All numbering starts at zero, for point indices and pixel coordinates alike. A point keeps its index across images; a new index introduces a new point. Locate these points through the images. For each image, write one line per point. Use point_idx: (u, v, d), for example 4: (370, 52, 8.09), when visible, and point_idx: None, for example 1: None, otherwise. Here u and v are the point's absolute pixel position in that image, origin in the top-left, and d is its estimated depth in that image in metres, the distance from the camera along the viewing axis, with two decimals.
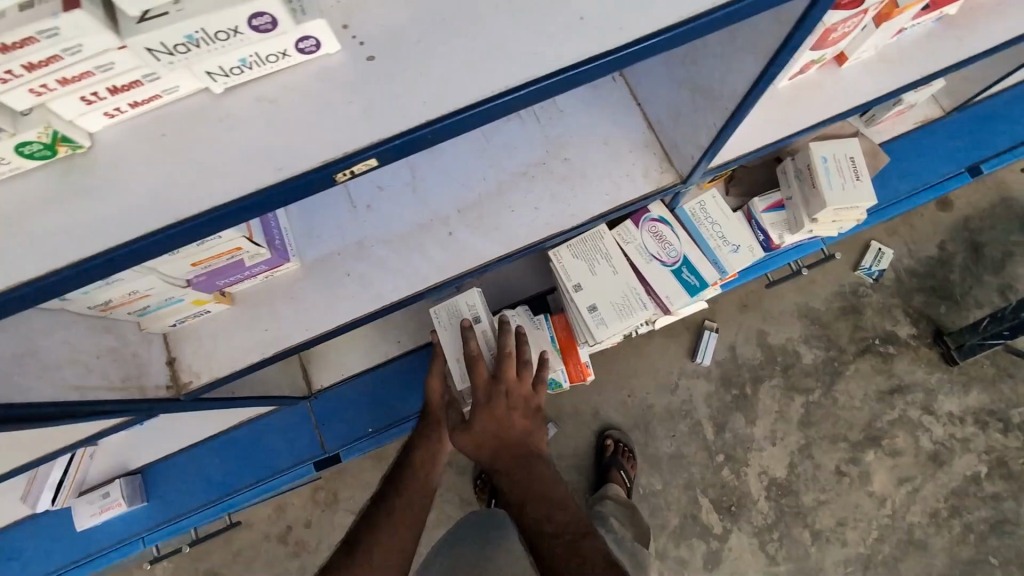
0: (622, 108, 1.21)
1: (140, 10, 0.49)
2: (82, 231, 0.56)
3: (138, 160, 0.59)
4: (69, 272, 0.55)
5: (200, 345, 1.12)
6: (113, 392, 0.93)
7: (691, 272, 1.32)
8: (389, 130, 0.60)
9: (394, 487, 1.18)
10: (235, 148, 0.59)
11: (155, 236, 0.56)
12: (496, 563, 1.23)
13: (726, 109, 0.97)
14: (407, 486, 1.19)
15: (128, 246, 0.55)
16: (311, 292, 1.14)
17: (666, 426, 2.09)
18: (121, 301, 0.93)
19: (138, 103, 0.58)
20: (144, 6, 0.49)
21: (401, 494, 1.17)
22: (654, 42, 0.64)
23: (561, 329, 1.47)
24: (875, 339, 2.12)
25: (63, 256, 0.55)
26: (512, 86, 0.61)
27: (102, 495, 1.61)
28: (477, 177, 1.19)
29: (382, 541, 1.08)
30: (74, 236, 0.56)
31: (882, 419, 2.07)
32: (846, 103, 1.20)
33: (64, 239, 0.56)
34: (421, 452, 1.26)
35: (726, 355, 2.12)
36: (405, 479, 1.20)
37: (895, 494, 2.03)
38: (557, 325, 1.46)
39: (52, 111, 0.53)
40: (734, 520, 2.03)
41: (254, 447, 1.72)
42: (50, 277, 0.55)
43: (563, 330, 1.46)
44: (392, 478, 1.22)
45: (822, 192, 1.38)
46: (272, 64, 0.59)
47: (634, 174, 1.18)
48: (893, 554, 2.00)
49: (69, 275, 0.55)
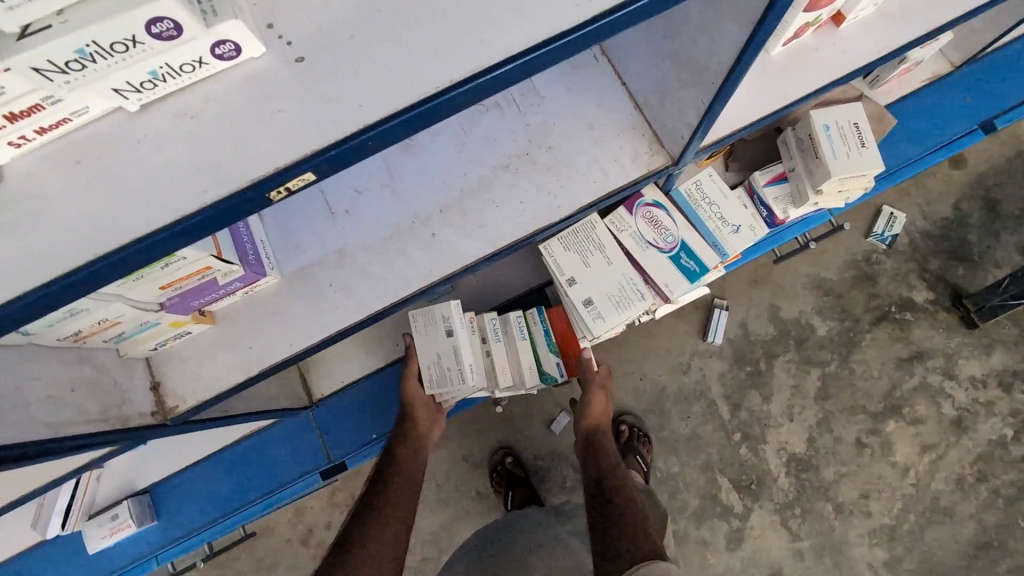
0: (605, 89, 1.14)
1: (18, 25, 0.44)
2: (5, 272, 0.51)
3: (56, 193, 0.54)
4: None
5: (184, 367, 1.08)
6: (93, 425, 0.88)
7: (690, 257, 1.26)
8: (327, 138, 0.55)
9: (381, 487, 1.18)
10: (160, 170, 0.55)
11: (96, 264, 0.52)
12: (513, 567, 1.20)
13: (711, 85, 0.91)
14: (395, 486, 1.18)
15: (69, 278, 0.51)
16: (292, 304, 1.10)
17: (680, 408, 2.03)
18: (91, 331, 0.88)
19: (46, 129, 0.53)
20: (21, 21, 0.44)
21: (387, 496, 1.16)
22: (619, 15, 0.59)
23: (560, 321, 1.42)
24: (891, 306, 2.04)
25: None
26: (457, 79, 0.56)
27: (111, 517, 1.54)
28: (457, 173, 1.13)
29: (374, 538, 1.07)
30: (3, 276, 0.51)
31: (902, 387, 2.00)
32: (845, 66, 1.12)
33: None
34: (402, 451, 1.27)
35: (737, 333, 2.06)
36: (391, 476, 1.21)
37: (919, 462, 1.97)
38: (556, 318, 1.42)
39: None
40: (755, 499, 1.98)
41: (256, 460, 1.66)
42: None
43: (562, 323, 1.41)
44: (377, 478, 1.21)
45: (825, 162, 1.31)
46: (189, 74, 0.55)
47: (623, 158, 1.11)
48: (919, 523, 1.95)
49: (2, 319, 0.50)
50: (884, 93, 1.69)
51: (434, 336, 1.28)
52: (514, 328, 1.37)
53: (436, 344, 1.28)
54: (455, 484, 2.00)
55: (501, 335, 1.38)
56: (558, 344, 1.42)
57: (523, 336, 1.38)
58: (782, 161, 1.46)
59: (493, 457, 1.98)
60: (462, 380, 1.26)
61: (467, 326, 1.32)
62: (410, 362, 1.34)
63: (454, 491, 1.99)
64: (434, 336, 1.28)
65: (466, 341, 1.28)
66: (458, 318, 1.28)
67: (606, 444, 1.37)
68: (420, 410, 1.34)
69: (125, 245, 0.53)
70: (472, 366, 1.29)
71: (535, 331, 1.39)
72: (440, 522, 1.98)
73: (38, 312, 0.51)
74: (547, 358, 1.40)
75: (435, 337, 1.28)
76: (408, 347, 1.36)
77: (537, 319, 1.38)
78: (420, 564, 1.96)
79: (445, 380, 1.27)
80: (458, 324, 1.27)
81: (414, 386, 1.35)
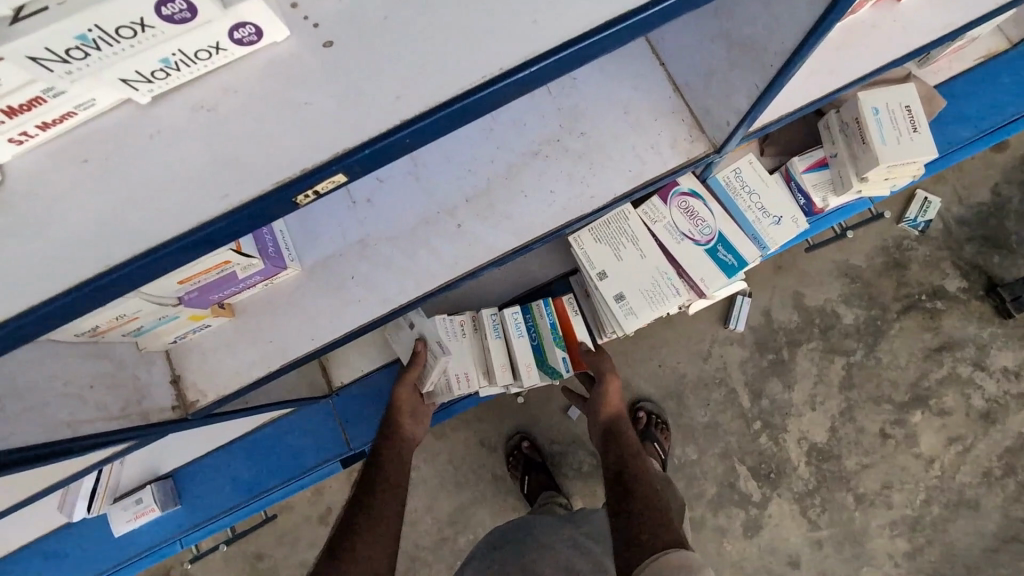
0: (644, 72, 1.07)
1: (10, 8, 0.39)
2: (20, 278, 0.47)
3: (68, 192, 0.50)
4: (10, 326, 0.46)
5: (204, 360, 1.05)
6: (112, 422, 0.85)
7: (728, 250, 1.19)
8: (360, 135, 0.50)
9: (367, 487, 1.12)
10: (175, 169, 0.50)
11: (117, 271, 0.48)
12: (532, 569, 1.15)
13: (767, 67, 0.84)
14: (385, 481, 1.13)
15: (89, 286, 0.47)
16: (314, 298, 1.06)
17: (700, 396, 1.96)
18: (109, 326, 0.85)
19: (49, 125, 0.49)
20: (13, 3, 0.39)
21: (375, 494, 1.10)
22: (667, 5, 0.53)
23: (562, 312, 1.35)
24: (922, 295, 1.94)
25: (6, 307, 0.47)
26: (508, 68, 0.51)
27: (136, 501, 1.51)
28: (484, 160, 1.07)
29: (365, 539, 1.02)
30: (19, 279, 0.47)
31: (929, 378, 1.92)
32: (905, 45, 1.04)
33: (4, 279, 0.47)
34: (386, 452, 1.21)
35: (759, 320, 1.96)
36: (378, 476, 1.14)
37: (944, 454, 1.90)
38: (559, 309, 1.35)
39: None
40: (774, 488, 1.92)
41: (279, 446, 1.61)
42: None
43: (563, 315, 1.34)
44: (362, 480, 1.14)
45: (873, 148, 1.22)
46: (204, 62, 0.49)
47: (660, 145, 1.04)
48: (942, 515, 1.89)
49: (10, 329, 0.46)
50: (933, 71, 1.57)
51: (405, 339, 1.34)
52: (510, 325, 1.31)
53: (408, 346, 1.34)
54: (470, 468, 1.97)
55: (500, 331, 1.33)
56: (560, 337, 1.34)
57: (523, 335, 1.32)
58: (823, 146, 1.37)
59: (509, 441, 1.95)
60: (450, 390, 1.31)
61: (457, 333, 1.32)
62: (409, 369, 1.28)
63: (468, 474, 1.97)
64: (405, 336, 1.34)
65: (462, 351, 1.32)
66: (444, 330, 1.31)
67: (625, 435, 1.28)
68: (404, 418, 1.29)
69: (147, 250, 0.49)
70: (457, 372, 1.31)
71: (541, 323, 1.33)
72: (455, 505, 1.96)
73: (47, 327, 0.47)
74: (555, 353, 1.33)
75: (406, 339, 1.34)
76: (414, 356, 1.27)
77: (544, 311, 1.33)
78: (435, 546, 1.95)
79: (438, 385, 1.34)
80: (449, 336, 1.31)
81: (405, 387, 1.30)
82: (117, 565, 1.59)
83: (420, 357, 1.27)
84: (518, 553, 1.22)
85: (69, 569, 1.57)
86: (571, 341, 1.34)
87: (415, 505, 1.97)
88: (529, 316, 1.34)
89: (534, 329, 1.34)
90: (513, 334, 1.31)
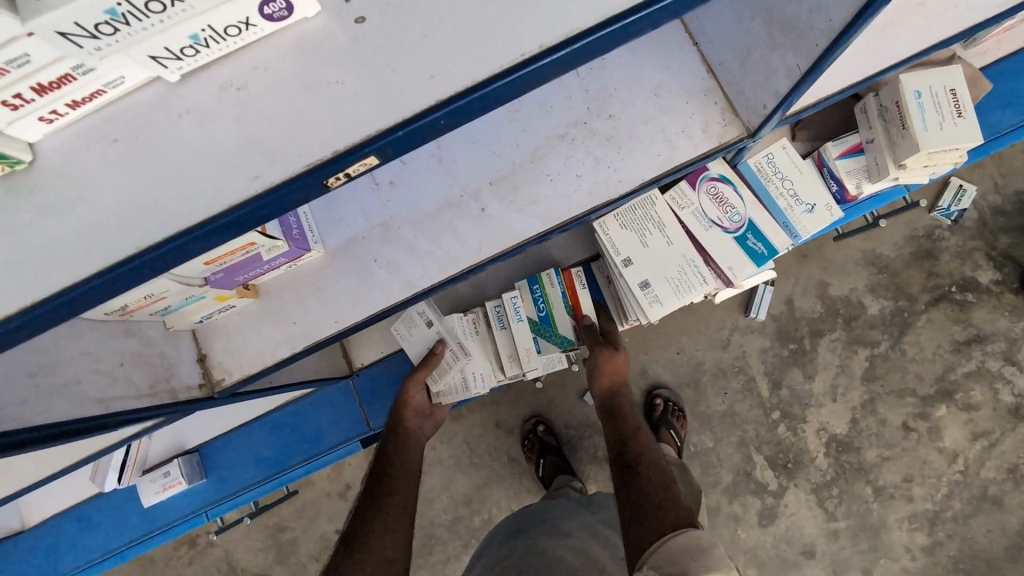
0: (677, 53, 1.03)
1: None
2: (59, 257, 0.48)
3: (100, 172, 0.50)
4: (54, 304, 0.47)
5: (230, 340, 1.06)
6: (140, 400, 0.87)
7: (758, 238, 1.16)
8: (392, 118, 0.49)
9: (378, 477, 1.13)
10: (204, 150, 0.50)
11: (156, 251, 0.48)
12: (551, 554, 1.15)
13: (813, 47, 0.80)
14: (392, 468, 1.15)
15: (125, 266, 0.47)
16: (337, 280, 1.06)
17: (718, 384, 1.93)
18: (138, 305, 0.86)
19: (78, 103, 0.48)
20: None
21: (384, 481, 1.12)
22: None
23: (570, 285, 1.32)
24: (952, 286, 1.87)
25: (48, 285, 0.47)
26: (548, 46, 0.49)
27: (163, 474, 1.54)
28: (509, 143, 1.05)
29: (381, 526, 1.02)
30: (61, 256, 0.48)
31: (956, 372, 1.87)
32: (952, 27, 0.99)
33: (50, 255, 0.48)
34: (392, 445, 1.21)
35: (782, 309, 1.92)
36: (390, 470, 1.15)
37: (969, 449, 1.86)
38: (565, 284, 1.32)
39: None
40: (791, 478, 1.90)
41: (300, 425, 1.61)
42: (40, 306, 0.46)
43: (571, 287, 1.32)
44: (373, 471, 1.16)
45: (914, 134, 1.16)
46: (233, 38, 0.48)
47: (692, 129, 1.01)
48: (963, 510, 1.85)
49: (48, 308, 0.47)
50: (979, 53, 1.49)
51: (418, 336, 1.29)
52: (510, 310, 1.30)
53: (424, 340, 1.29)
54: (485, 450, 1.98)
55: (504, 321, 1.32)
56: (569, 306, 1.31)
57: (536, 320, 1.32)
58: (858, 131, 1.31)
59: (525, 425, 1.96)
60: (465, 388, 1.30)
61: (472, 331, 1.34)
62: (418, 369, 1.26)
63: (483, 456, 1.98)
64: (417, 333, 1.29)
65: (475, 349, 1.33)
66: (460, 331, 1.32)
67: (624, 406, 1.28)
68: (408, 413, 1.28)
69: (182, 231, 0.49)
70: (475, 371, 1.31)
71: (551, 292, 1.31)
72: (470, 485, 1.98)
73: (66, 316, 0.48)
74: (565, 322, 1.31)
75: (419, 336, 1.29)
76: (432, 356, 1.25)
77: (556, 279, 1.31)
78: (451, 524, 1.98)
79: (451, 388, 1.31)
80: (464, 336, 1.32)
81: (413, 389, 1.28)
82: (145, 535, 1.63)
83: (437, 358, 1.25)
84: (535, 538, 1.22)
85: (100, 539, 1.63)
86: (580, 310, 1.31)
87: (431, 485, 1.99)
88: (538, 288, 1.32)
89: (543, 299, 1.31)
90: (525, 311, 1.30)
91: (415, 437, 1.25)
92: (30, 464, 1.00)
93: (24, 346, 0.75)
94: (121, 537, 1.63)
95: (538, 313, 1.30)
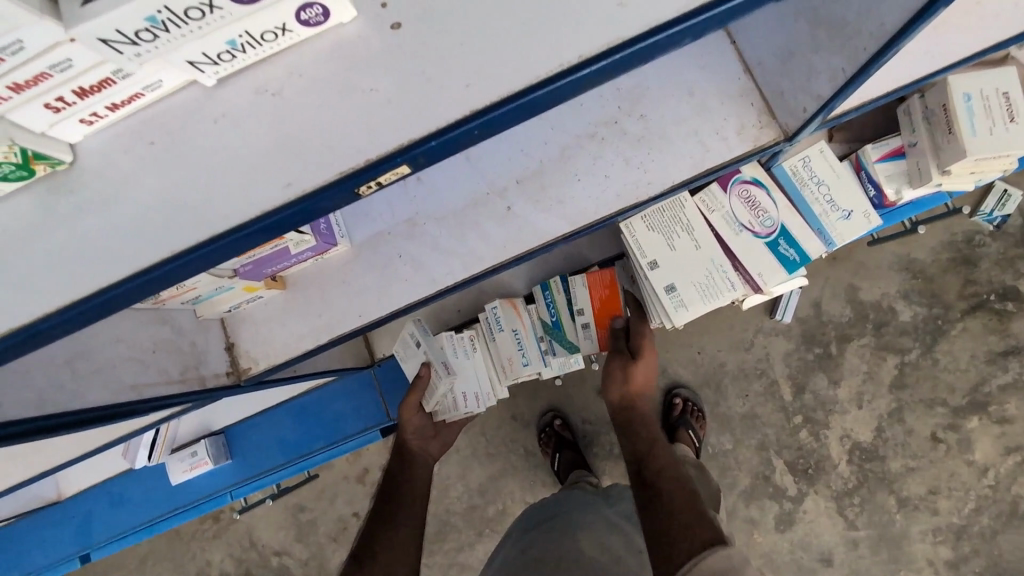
0: (713, 54, 1.00)
1: None
2: (102, 254, 0.49)
3: (137, 172, 0.50)
4: (99, 300, 0.48)
5: (257, 329, 1.08)
6: (171, 386, 0.88)
7: (790, 244, 1.13)
8: (424, 127, 0.48)
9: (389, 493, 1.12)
10: (238, 152, 0.50)
11: (198, 250, 0.49)
12: (581, 553, 1.11)
13: (860, 51, 0.77)
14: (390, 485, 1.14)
15: (167, 264, 0.48)
16: (362, 274, 1.07)
17: (739, 386, 1.89)
18: (170, 294, 0.88)
19: (118, 106, 0.49)
20: None
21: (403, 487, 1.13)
22: None
23: (601, 286, 1.29)
24: (991, 295, 1.80)
25: (95, 281, 0.48)
26: (586, 56, 0.48)
27: (191, 453, 1.58)
28: (537, 142, 1.03)
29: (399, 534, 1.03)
30: (107, 254, 0.49)
31: (990, 384, 1.80)
32: (1011, 28, 0.93)
33: (94, 254, 0.49)
34: (397, 468, 1.17)
35: (809, 313, 1.87)
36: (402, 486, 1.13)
37: (1000, 464, 1.79)
38: (595, 284, 1.28)
39: (16, 124, 0.45)
40: (811, 484, 1.86)
41: (320, 412, 1.62)
42: (82, 302, 0.48)
43: (603, 288, 1.29)
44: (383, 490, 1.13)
45: (962, 139, 1.10)
46: (271, 43, 0.48)
47: (726, 131, 0.98)
48: (991, 526, 1.79)
49: (98, 303, 0.48)
50: None
51: (412, 358, 1.30)
52: (490, 320, 1.32)
53: (415, 361, 1.29)
54: (501, 441, 1.99)
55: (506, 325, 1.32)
56: (594, 310, 1.29)
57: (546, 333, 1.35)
58: (900, 133, 1.25)
59: (542, 419, 1.95)
60: (457, 408, 1.29)
61: (468, 349, 1.32)
62: (409, 394, 1.24)
63: (499, 447, 1.99)
64: (412, 357, 1.30)
65: (471, 368, 1.31)
66: (454, 349, 1.30)
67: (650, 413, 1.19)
68: (408, 436, 1.24)
69: (216, 235, 0.49)
70: (468, 392, 1.30)
71: (557, 299, 1.32)
72: (485, 476, 1.99)
73: (106, 312, 0.49)
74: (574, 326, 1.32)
75: (411, 356, 1.30)
76: (419, 380, 1.24)
77: (560, 287, 1.30)
78: (465, 513, 2.00)
79: (446, 405, 1.30)
80: (457, 355, 1.30)
81: (410, 415, 1.25)
82: (172, 512, 1.68)
83: (424, 380, 1.24)
84: (551, 530, 1.20)
85: (130, 514, 1.68)
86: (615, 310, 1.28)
87: (447, 473, 2.01)
88: (548, 294, 1.33)
89: (553, 306, 1.33)
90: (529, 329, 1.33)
91: (420, 457, 1.21)
92: (69, 442, 1.04)
93: (75, 341, 0.78)
94: (148, 513, 1.68)
95: (547, 319, 1.33)
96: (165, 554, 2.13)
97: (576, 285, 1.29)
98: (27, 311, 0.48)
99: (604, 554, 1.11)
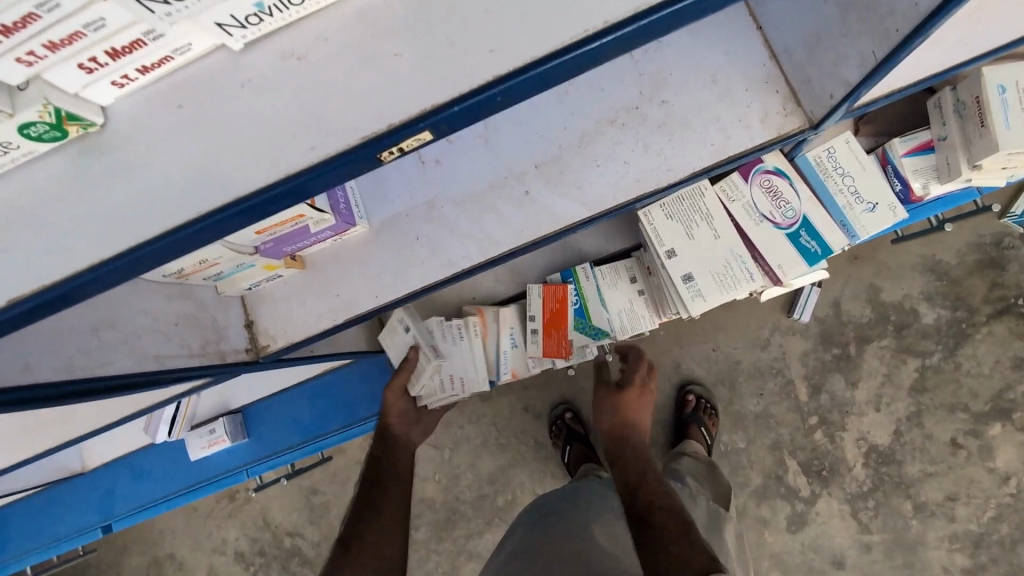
0: (738, 39, 0.99)
1: None
2: (130, 214, 0.50)
3: (165, 133, 0.51)
4: (127, 259, 0.50)
5: (276, 309, 1.10)
6: (192, 358, 0.90)
7: (812, 236, 1.11)
8: (447, 93, 0.49)
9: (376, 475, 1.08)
10: (263, 117, 0.51)
11: (223, 213, 0.50)
12: (590, 544, 1.09)
13: (891, 32, 0.76)
14: (399, 458, 1.15)
15: (193, 225, 0.49)
16: (380, 257, 1.07)
17: (754, 385, 1.87)
18: (194, 269, 0.90)
19: (148, 69, 0.50)
20: None
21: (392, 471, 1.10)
22: None
23: (555, 300, 1.31)
24: (1019, 298, 1.75)
25: (126, 241, 0.50)
26: (613, 21, 0.48)
27: (209, 431, 1.62)
28: (557, 126, 1.03)
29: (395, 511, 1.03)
30: (135, 214, 0.50)
31: (1014, 391, 1.76)
32: None
33: (125, 214, 0.50)
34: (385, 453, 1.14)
35: (828, 312, 1.84)
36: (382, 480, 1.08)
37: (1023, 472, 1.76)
38: (549, 296, 1.30)
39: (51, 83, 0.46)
40: (824, 485, 1.84)
41: (334, 394, 1.64)
42: (115, 260, 0.50)
43: (558, 303, 1.30)
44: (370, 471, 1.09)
45: (994, 132, 1.07)
46: (297, 8, 0.49)
47: (749, 118, 0.97)
48: (1012, 535, 1.76)
49: (128, 262, 0.50)
50: None
51: (398, 343, 1.31)
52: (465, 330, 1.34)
53: (400, 346, 1.30)
54: (512, 432, 1.99)
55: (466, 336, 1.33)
56: (545, 321, 1.31)
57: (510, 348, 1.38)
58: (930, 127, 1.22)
59: (553, 412, 1.95)
60: (443, 390, 1.31)
61: (458, 337, 1.32)
62: (394, 375, 1.25)
63: (510, 438, 2.00)
64: (399, 339, 1.31)
65: (459, 354, 1.32)
66: (444, 334, 1.32)
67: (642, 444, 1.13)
68: (392, 419, 1.25)
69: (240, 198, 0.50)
70: (456, 376, 1.32)
71: (585, 287, 1.32)
72: (495, 466, 2.00)
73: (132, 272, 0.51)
74: (599, 314, 1.32)
75: (399, 342, 1.31)
76: (406, 361, 1.26)
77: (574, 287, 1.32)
78: (474, 501, 2.01)
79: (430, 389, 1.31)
80: (446, 340, 1.32)
81: (394, 395, 1.26)
82: (189, 487, 1.72)
83: (409, 364, 1.26)
84: (556, 520, 1.20)
85: (149, 487, 1.73)
86: (563, 324, 1.31)
87: (457, 462, 2.03)
88: (572, 282, 1.33)
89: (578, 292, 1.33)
90: (490, 338, 1.37)
91: (403, 445, 1.19)
92: (92, 410, 1.07)
93: (99, 301, 0.79)
94: (166, 487, 1.72)
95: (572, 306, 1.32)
96: (181, 530, 2.18)
97: (531, 293, 1.31)
98: (62, 268, 0.50)
99: (611, 540, 1.11)
